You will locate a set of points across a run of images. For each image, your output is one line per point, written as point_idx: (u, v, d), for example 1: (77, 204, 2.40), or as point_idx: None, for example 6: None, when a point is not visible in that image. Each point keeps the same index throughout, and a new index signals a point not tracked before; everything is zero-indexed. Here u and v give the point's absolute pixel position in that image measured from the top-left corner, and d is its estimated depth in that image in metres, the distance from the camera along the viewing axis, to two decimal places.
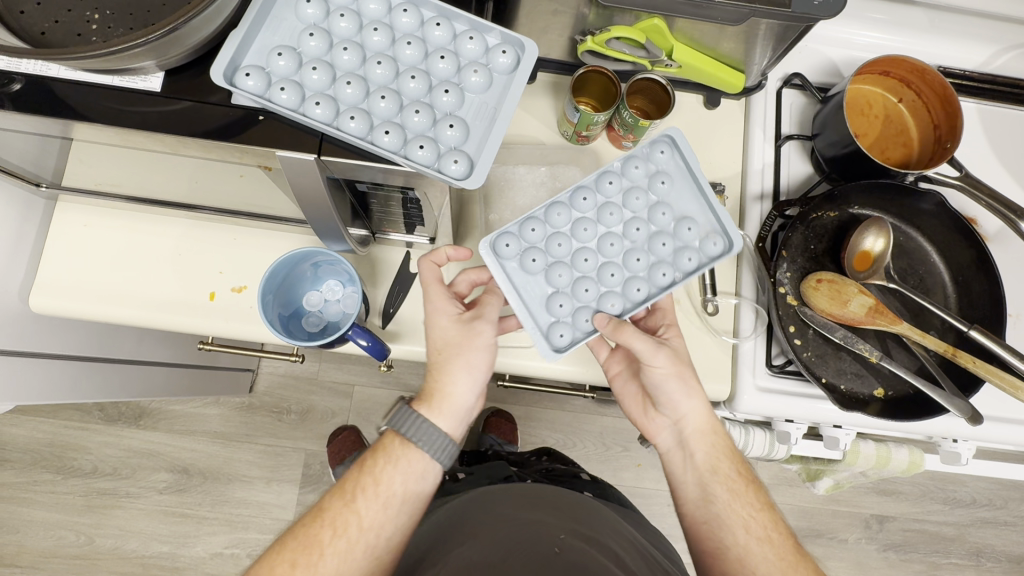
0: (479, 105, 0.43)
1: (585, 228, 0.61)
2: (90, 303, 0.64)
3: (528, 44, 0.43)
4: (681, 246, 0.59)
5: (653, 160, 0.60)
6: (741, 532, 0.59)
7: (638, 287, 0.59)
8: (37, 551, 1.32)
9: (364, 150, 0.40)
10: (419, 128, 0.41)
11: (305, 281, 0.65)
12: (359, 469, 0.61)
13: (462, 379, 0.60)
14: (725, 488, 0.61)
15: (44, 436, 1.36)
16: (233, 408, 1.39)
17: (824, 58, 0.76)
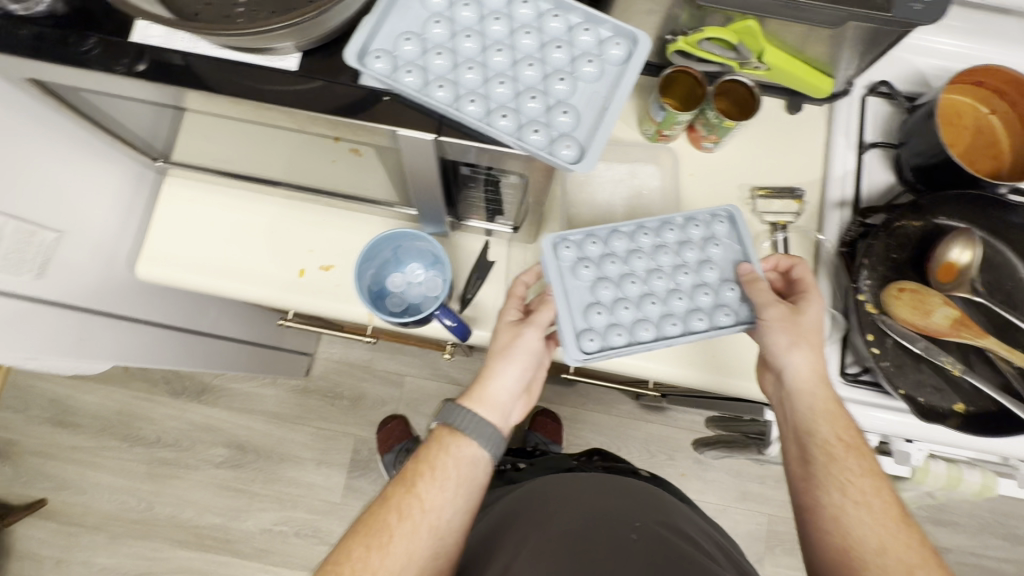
0: (590, 94, 0.44)
1: (639, 261, 0.61)
2: (191, 272, 0.68)
3: (642, 37, 0.44)
4: (720, 303, 0.60)
5: (711, 227, 0.62)
6: (838, 494, 0.57)
7: (674, 325, 0.59)
8: (101, 513, 1.39)
9: (482, 132, 0.42)
10: (533, 114, 0.43)
11: (390, 263, 0.67)
12: (416, 457, 0.61)
13: (507, 375, 0.61)
14: (827, 443, 0.59)
15: (114, 404, 1.43)
16: (290, 389, 1.45)
17: (913, 67, 0.75)
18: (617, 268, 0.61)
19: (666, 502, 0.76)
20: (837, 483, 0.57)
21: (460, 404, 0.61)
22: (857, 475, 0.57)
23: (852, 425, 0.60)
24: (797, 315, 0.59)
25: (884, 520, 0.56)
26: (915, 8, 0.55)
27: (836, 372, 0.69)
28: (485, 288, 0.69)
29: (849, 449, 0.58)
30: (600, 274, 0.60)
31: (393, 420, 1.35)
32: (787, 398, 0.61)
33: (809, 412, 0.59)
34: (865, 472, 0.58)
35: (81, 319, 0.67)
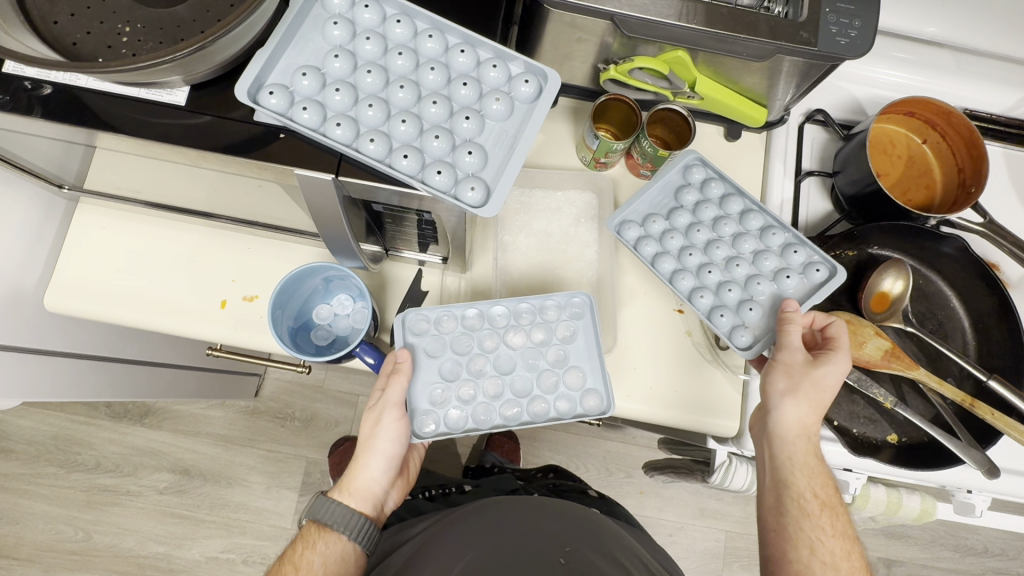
0: (500, 134, 0.43)
1: (745, 244, 0.63)
2: (103, 304, 0.65)
3: (552, 74, 0.42)
4: (721, 305, 0.62)
5: (806, 274, 0.61)
6: (805, 551, 0.56)
7: (683, 279, 0.62)
8: (35, 544, 1.32)
9: (382, 172, 0.40)
10: (438, 153, 0.42)
11: (316, 295, 0.65)
12: (286, 558, 0.59)
13: (374, 468, 0.60)
14: (808, 504, 0.57)
15: (50, 429, 1.37)
16: (238, 411, 1.40)
17: (849, 95, 0.75)
18: (465, 345, 0.62)
19: (598, 523, 0.75)
20: (812, 549, 0.56)
21: (328, 496, 0.60)
22: (834, 543, 0.57)
23: (831, 493, 0.58)
24: (811, 367, 0.57)
25: None
26: (840, 43, 0.56)
27: None
28: None
29: (826, 518, 0.57)
30: (450, 351, 0.62)
31: (344, 442, 1.31)
32: (773, 450, 0.59)
33: (794, 471, 0.58)
34: (839, 543, 0.57)
35: None
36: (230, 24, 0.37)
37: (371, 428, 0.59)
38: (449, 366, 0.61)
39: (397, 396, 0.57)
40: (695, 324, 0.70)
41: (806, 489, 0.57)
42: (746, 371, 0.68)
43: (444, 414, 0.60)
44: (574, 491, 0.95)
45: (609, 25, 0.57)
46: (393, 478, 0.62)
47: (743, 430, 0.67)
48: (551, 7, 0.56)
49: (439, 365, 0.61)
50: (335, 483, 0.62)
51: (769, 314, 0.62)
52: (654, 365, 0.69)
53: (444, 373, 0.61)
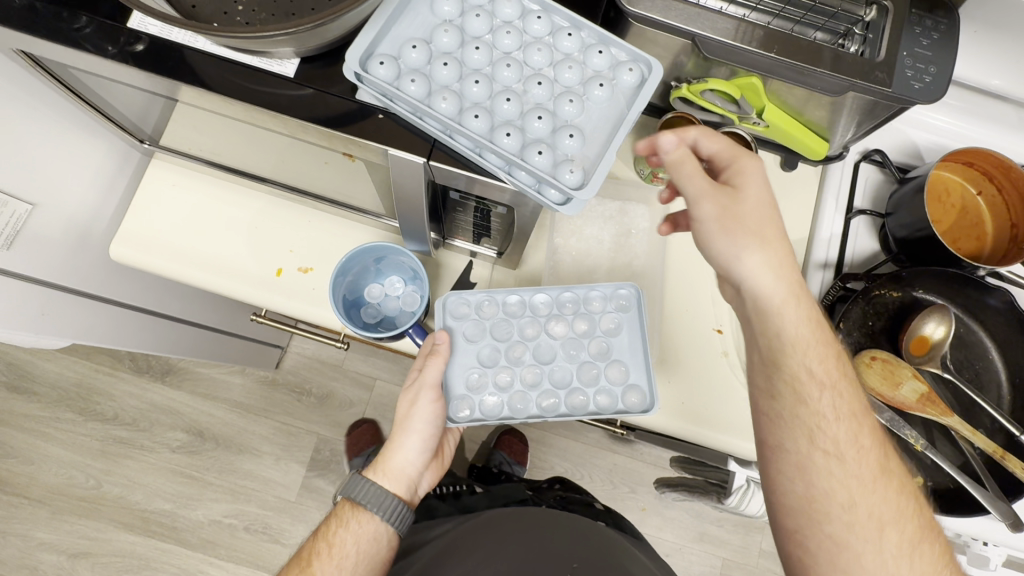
0: (604, 120, 0.42)
1: (505, 39, 0.42)
2: (164, 259, 0.67)
3: (656, 65, 0.42)
4: (526, 137, 0.41)
5: (613, 79, 0.42)
6: (838, 477, 0.51)
7: (475, 113, 0.41)
8: (46, 486, 1.35)
9: (485, 149, 0.41)
10: (538, 134, 0.41)
11: (369, 274, 0.67)
12: (319, 537, 0.58)
13: (410, 448, 0.59)
14: (845, 452, 0.51)
15: (75, 375, 1.40)
16: (257, 380, 1.42)
17: (907, 138, 0.74)
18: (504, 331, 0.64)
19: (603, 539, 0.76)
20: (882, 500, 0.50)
21: (363, 477, 0.59)
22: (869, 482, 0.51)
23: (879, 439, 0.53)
24: (732, 197, 0.51)
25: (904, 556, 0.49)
26: (914, 86, 0.58)
27: None
28: None
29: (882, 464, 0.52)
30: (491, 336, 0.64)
31: (359, 427, 1.34)
32: (820, 396, 0.52)
33: (833, 419, 0.52)
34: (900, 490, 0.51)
35: (48, 295, 0.65)
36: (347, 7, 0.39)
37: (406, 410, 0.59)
38: (488, 352, 0.63)
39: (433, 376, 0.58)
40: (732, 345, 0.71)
41: (834, 437, 0.52)
42: None
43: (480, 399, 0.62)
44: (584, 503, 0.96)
45: (689, 44, 0.59)
46: (428, 459, 0.61)
47: None
48: (634, 21, 0.57)
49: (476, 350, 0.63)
50: (370, 462, 0.61)
51: (595, 151, 0.41)
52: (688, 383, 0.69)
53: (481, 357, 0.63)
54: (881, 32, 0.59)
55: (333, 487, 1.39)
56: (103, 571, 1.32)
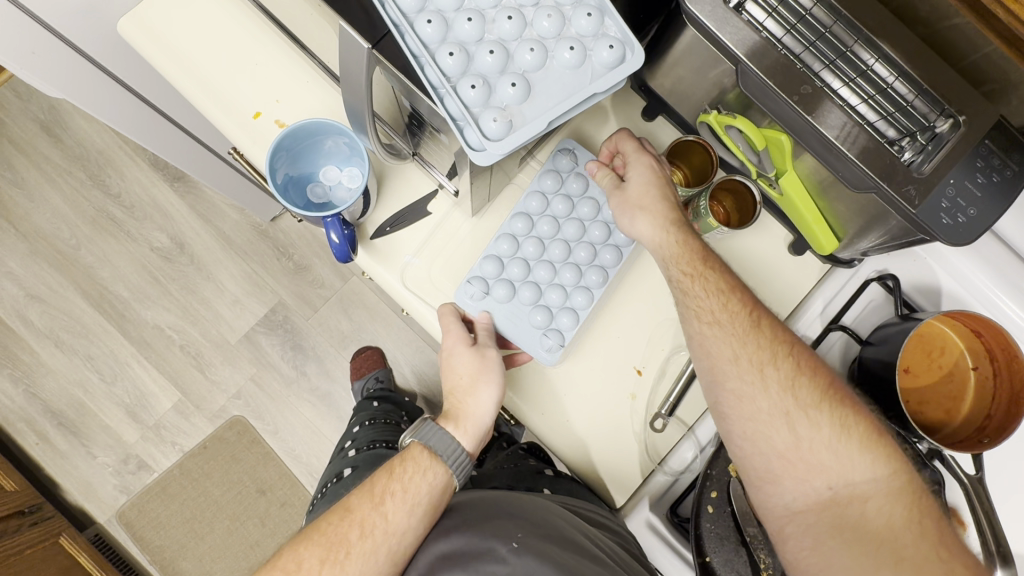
0: (561, 84, 0.38)
1: None
2: (161, 54, 0.67)
3: (637, 53, 0.38)
4: (475, 69, 0.38)
5: (593, 45, 0.38)
6: (764, 402, 0.55)
7: (430, 20, 0.37)
8: (35, 227, 1.42)
9: (423, 59, 0.38)
10: (484, 68, 0.38)
11: (333, 156, 0.65)
12: (385, 466, 0.61)
13: (487, 397, 0.62)
14: (740, 376, 0.56)
15: (100, 143, 1.45)
16: (251, 225, 1.45)
17: (933, 279, 0.67)
18: (574, 281, 0.64)
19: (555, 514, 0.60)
20: (789, 420, 0.55)
21: (436, 423, 0.63)
22: (767, 400, 0.55)
23: (778, 341, 0.57)
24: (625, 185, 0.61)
25: (810, 416, 0.54)
26: (942, 219, 0.51)
27: (667, 504, 0.65)
28: (407, 230, 0.67)
29: (776, 359, 0.56)
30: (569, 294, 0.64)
31: (366, 350, 1.36)
32: (702, 302, 0.58)
33: (716, 352, 0.58)
34: (801, 404, 0.55)
35: (50, 41, 0.66)
36: None
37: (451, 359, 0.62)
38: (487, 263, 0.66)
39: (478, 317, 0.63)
40: (644, 391, 0.68)
41: (728, 369, 0.57)
42: (659, 463, 0.66)
43: (490, 281, 0.64)
44: (529, 477, 0.77)
45: (732, 70, 0.53)
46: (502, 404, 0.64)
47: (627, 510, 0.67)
48: (686, 20, 0.52)
49: (553, 319, 0.64)
50: (443, 412, 0.64)
51: (535, 110, 0.37)
52: (583, 404, 0.67)
53: (547, 308, 0.64)
54: (941, 147, 0.52)
55: (271, 349, 1.42)
56: (49, 321, 1.41)
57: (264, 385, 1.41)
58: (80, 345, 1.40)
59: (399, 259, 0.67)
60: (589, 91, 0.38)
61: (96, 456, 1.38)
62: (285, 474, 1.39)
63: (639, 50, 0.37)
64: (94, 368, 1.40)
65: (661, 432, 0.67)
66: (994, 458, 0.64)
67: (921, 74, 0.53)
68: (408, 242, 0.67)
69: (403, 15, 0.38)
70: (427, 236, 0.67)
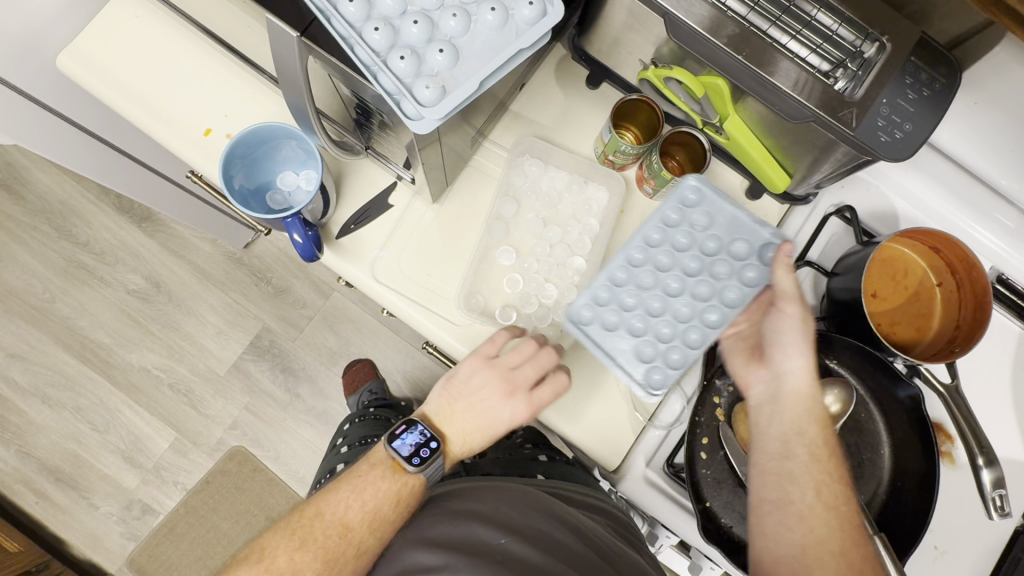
0: (488, 45, 0.39)
1: None
2: (104, 85, 0.67)
3: (557, 5, 0.39)
4: (402, 44, 0.39)
5: (513, 4, 0.39)
6: (801, 503, 0.52)
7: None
8: (7, 286, 1.41)
9: (352, 39, 0.38)
10: (411, 40, 0.39)
11: (289, 162, 0.65)
12: (382, 488, 0.59)
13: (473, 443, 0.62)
14: (812, 525, 0.51)
15: (62, 193, 1.44)
16: (224, 255, 1.44)
17: (889, 205, 0.69)
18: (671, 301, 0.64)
19: (552, 505, 0.58)
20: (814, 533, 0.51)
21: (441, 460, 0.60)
22: (803, 506, 0.52)
23: (860, 527, 0.52)
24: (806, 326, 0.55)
25: (832, 538, 0.51)
26: (881, 138, 0.53)
27: (662, 458, 0.66)
28: (371, 226, 0.67)
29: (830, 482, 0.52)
30: (676, 331, 0.63)
31: (355, 363, 1.37)
32: (792, 445, 0.54)
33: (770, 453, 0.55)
34: (833, 524, 0.51)
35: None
36: None
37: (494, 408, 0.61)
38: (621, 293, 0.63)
39: (539, 400, 0.61)
40: None
41: (795, 505, 0.52)
42: (650, 419, 0.67)
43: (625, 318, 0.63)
44: (522, 463, 0.78)
45: (661, 23, 0.54)
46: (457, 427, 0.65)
47: (622, 470, 0.67)
48: None
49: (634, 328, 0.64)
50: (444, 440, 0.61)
51: (465, 74, 0.38)
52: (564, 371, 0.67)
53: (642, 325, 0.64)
54: (871, 71, 0.53)
55: (261, 375, 1.41)
56: (33, 378, 1.39)
57: (259, 411, 1.40)
58: (67, 398, 1.39)
59: (366, 255, 0.67)
60: (516, 50, 0.39)
61: (98, 507, 1.37)
62: (292, 497, 1.38)
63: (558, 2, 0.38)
64: (84, 419, 1.39)
65: None
66: (970, 368, 0.66)
67: (841, 4, 0.54)
68: (373, 237, 0.67)
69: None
70: (391, 228, 0.68)
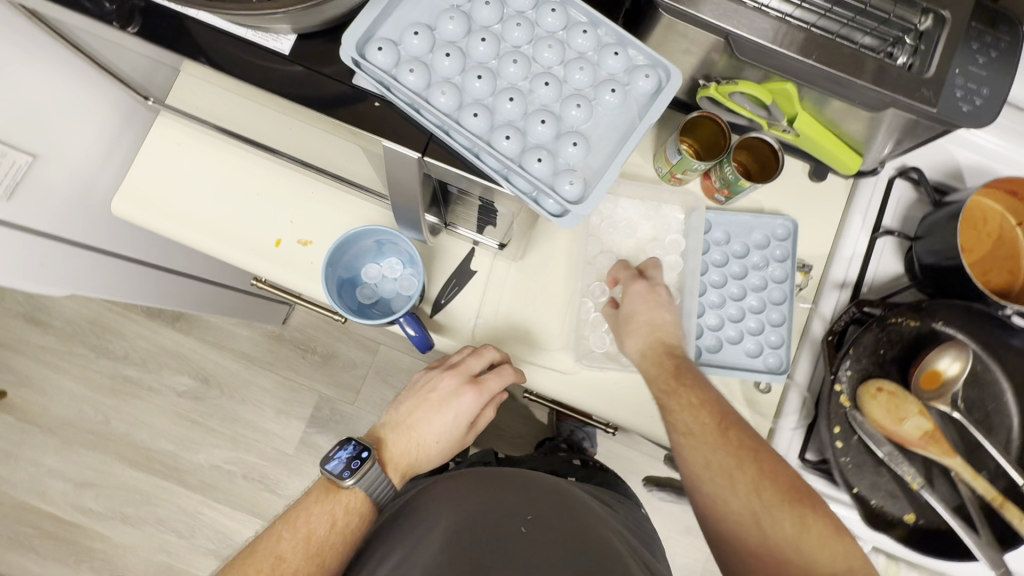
0: (613, 125, 0.39)
1: (515, 30, 0.39)
2: (163, 219, 0.66)
3: (674, 72, 0.39)
4: (532, 145, 0.39)
5: (629, 81, 0.39)
6: (721, 484, 0.54)
7: (475, 113, 0.38)
8: (58, 417, 1.40)
9: (481, 150, 0.38)
10: (539, 139, 0.38)
11: (369, 254, 0.65)
12: (317, 512, 0.57)
13: (432, 460, 0.64)
14: (710, 476, 0.54)
15: (89, 313, 1.42)
16: (264, 334, 1.44)
17: (950, 157, 0.70)
18: (753, 310, 0.68)
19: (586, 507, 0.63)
20: (759, 521, 0.52)
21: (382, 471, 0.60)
22: (737, 498, 0.53)
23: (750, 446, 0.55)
24: (653, 293, 0.64)
25: (734, 482, 0.53)
26: (962, 108, 0.53)
27: (795, 456, 0.66)
28: (461, 296, 0.68)
29: (739, 462, 0.54)
30: (764, 320, 0.67)
31: None
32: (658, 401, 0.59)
33: (690, 465, 0.56)
34: (765, 503, 0.52)
35: (61, 253, 0.65)
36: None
37: (444, 401, 0.63)
38: (711, 319, 0.68)
39: (486, 388, 0.63)
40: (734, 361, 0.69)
41: (710, 489, 0.54)
42: (777, 418, 0.67)
43: (721, 334, 0.68)
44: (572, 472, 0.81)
45: (722, 43, 0.54)
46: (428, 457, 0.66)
47: None
48: (666, 13, 0.53)
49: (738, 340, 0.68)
50: (387, 454, 0.62)
51: (602, 159, 0.38)
52: None
53: (744, 335, 0.67)
54: (935, 45, 0.53)
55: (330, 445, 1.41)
56: (107, 502, 1.38)
57: None
58: (146, 513, 1.38)
59: (465, 326, 0.67)
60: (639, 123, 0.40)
61: None
62: None
63: (675, 70, 0.38)
64: (167, 528, 1.38)
65: (767, 392, 0.67)
66: None
67: None
68: (465, 308, 0.68)
69: (447, 118, 0.38)
70: (481, 293, 0.68)
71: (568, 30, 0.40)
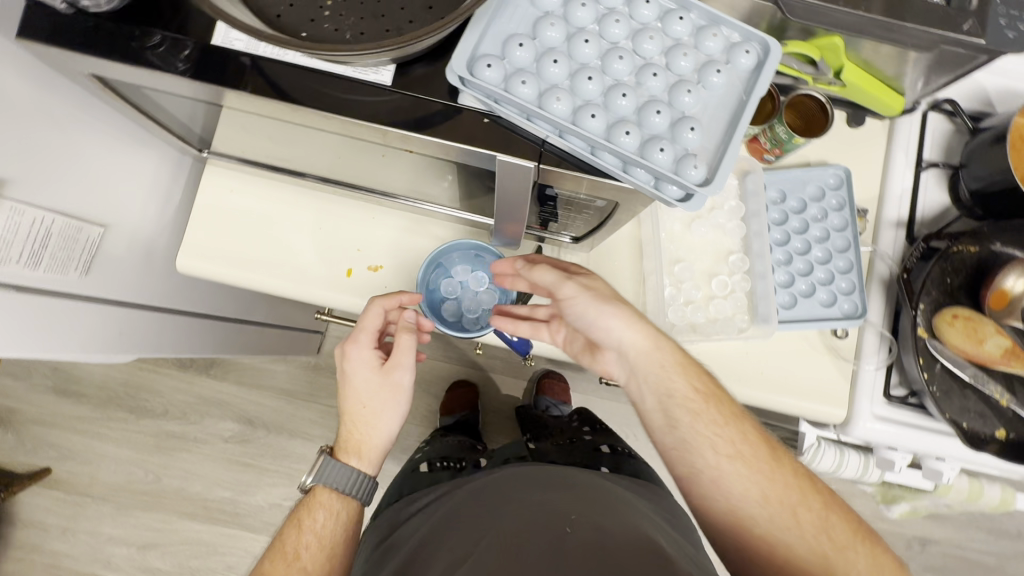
0: (721, 105, 0.40)
1: (615, 27, 0.40)
2: (230, 268, 0.66)
3: (771, 45, 0.40)
4: (647, 137, 0.40)
5: (730, 60, 0.40)
6: (712, 455, 0.54)
7: (592, 114, 0.39)
8: (108, 484, 1.38)
9: (602, 148, 0.39)
10: (655, 129, 0.39)
11: (448, 269, 0.69)
12: (291, 526, 0.58)
13: (383, 424, 0.60)
14: (734, 473, 0.54)
15: (121, 375, 1.40)
16: (300, 366, 1.43)
17: (977, 85, 0.72)
18: (820, 261, 0.70)
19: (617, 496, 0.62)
20: (775, 511, 0.53)
21: (337, 459, 0.60)
22: (742, 487, 0.54)
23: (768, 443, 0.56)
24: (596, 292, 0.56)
25: (752, 474, 0.54)
26: (1009, 34, 0.54)
27: (881, 393, 0.69)
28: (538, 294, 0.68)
29: (757, 460, 0.54)
30: (832, 270, 0.69)
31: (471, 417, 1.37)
32: (683, 417, 0.55)
33: (698, 449, 0.55)
34: (776, 495, 0.54)
35: (122, 317, 0.65)
36: (438, 27, 0.36)
37: (362, 367, 0.59)
38: (782, 277, 0.70)
39: (366, 334, 0.59)
40: None
41: (709, 472, 0.54)
42: (858, 360, 0.69)
43: (793, 290, 0.69)
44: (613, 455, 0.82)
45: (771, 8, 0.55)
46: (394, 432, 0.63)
47: (850, 417, 0.69)
48: None
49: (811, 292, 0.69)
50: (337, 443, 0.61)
51: (717, 139, 0.40)
52: (764, 350, 0.69)
53: (816, 286, 0.69)
54: None
55: None
56: (173, 559, 1.37)
57: None
58: (215, 563, 1.37)
59: None
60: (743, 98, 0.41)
61: None
62: None
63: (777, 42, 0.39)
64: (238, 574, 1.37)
65: (845, 337, 0.70)
66: None
67: None
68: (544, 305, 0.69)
69: (565, 122, 0.39)
70: None
71: (662, 19, 0.41)
